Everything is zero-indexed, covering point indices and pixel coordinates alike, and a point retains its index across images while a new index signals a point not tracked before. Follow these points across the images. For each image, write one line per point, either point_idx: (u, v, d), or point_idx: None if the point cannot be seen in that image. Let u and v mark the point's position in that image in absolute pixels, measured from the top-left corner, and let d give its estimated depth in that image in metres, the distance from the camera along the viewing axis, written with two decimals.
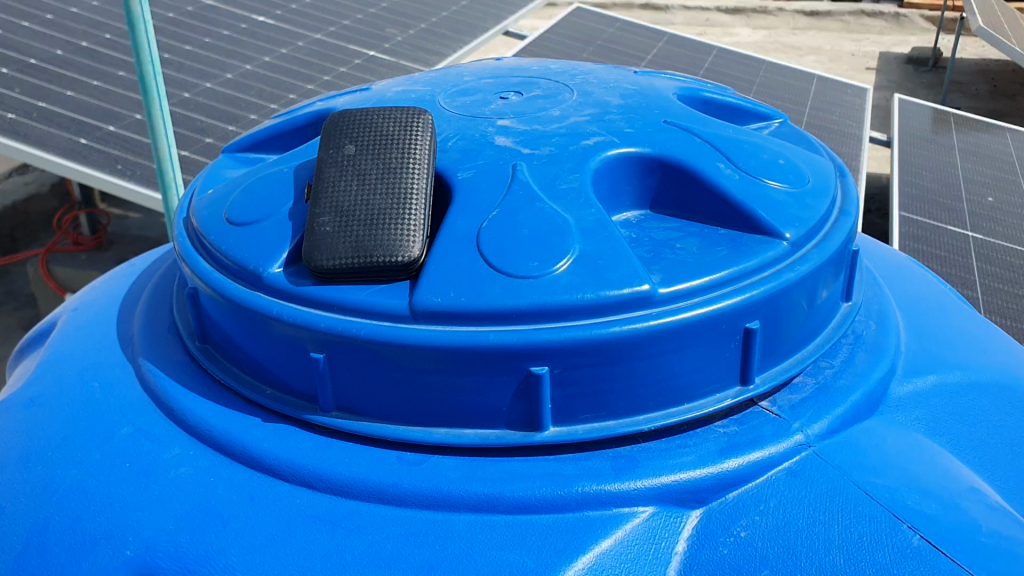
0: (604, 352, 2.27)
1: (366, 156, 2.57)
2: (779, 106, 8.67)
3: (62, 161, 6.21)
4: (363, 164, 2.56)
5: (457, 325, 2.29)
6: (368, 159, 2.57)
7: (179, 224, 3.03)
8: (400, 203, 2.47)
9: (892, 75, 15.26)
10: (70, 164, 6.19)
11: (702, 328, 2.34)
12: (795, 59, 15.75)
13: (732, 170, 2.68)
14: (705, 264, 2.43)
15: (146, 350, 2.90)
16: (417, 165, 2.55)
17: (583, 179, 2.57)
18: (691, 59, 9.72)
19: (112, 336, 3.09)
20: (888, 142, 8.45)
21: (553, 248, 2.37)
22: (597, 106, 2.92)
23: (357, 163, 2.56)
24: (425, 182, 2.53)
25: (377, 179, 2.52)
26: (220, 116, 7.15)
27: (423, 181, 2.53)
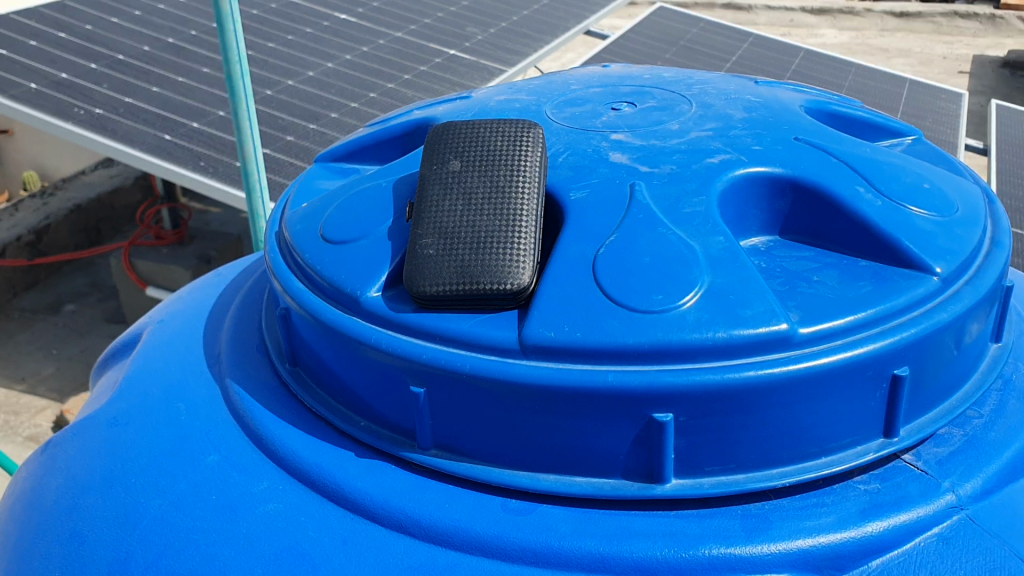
0: (736, 398, 2.05)
1: (473, 173, 2.37)
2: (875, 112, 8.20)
3: (146, 157, 6.13)
4: (469, 181, 2.37)
5: (573, 363, 2.08)
6: (474, 176, 2.37)
7: (269, 237, 2.88)
8: (510, 224, 2.26)
9: (985, 79, 14.51)
10: (156, 162, 6.12)
11: (845, 373, 2.09)
12: (886, 62, 15.04)
13: (873, 196, 2.42)
14: (848, 302, 2.18)
15: (233, 371, 2.75)
16: (526, 182, 2.34)
17: (710, 201, 2.33)
18: (778, 61, 9.29)
19: (198, 352, 2.95)
20: (986, 150, 7.86)
21: (678, 280, 2.15)
22: (719, 119, 2.68)
23: (462, 180, 2.36)
24: (537, 201, 2.33)
25: (485, 198, 2.32)
26: (298, 113, 7.00)
27: (533, 201, 2.32)
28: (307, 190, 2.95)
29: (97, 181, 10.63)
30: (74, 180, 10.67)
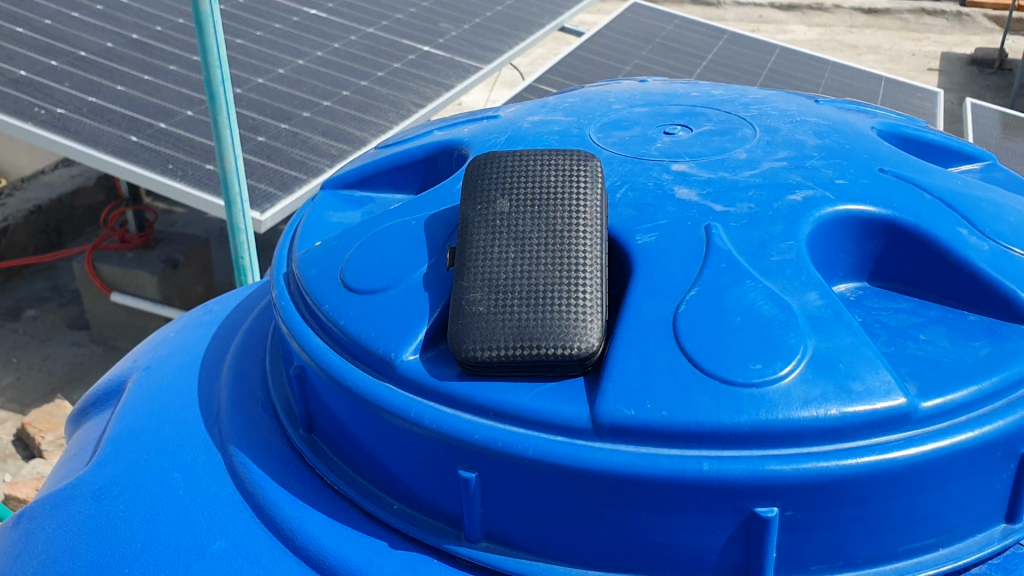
0: (851, 488, 1.75)
1: (525, 213, 2.04)
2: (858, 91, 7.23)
3: (107, 158, 5.60)
4: (519, 223, 2.03)
5: (658, 447, 1.76)
6: (526, 218, 2.03)
7: (277, 277, 2.48)
8: (572, 275, 1.93)
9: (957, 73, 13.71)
10: (115, 160, 5.57)
11: (971, 455, 1.80)
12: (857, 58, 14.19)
13: (979, 238, 2.12)
14: (968, 369, 1.88)
15: (236, 436, 2.37)
16: (587, 224, 2.00)
17: (800, 246, 2.03)
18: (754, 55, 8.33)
19: (191, 404, 2.55)
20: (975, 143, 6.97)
21: (776, 346, 1.83)
22: (790, 146, 2.38)
23: (512, 223, 2.03)
24: (600, 246, 1.99)
25: (540, 244, 1.99)
26: (263, 106, 5.85)
27: (596, 246, 1.98)
28: (316, 222, 2.58)
29: (55, 180, 10.01)
30: (32, 178, 10.07)
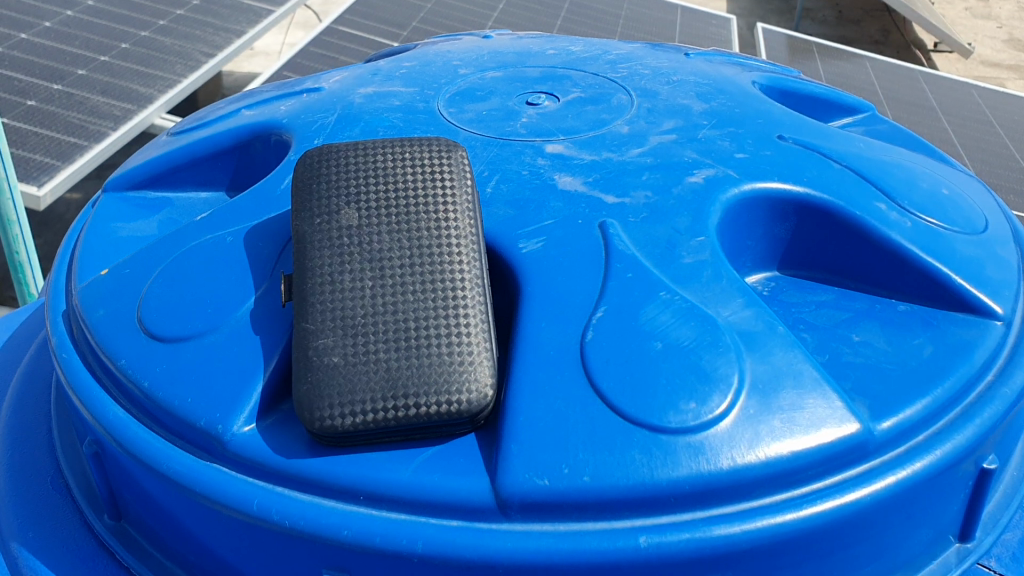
0: (812, 542, 1.44)
1: (380, 227, 1.60)
2: (657, 14, 6.80)
3: None
4: (372, 240, 1.59)
5: (581, 522, 1.40)
6: (380, 232, 1.60)
7: (54, 316, 1.91)
8: (448, 305, 1.52)
9: None
10: None
11: (933, 479, 1.54)
12: None
13: (898, 213, 1.84)
14: (915, 376, 1.61)
15: (23, 534, 1.79)
16: (458, 238, 1.60)
17: (713, 242, 1.70)
18: None
19: None
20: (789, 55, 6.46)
21: (706, 374, 1.50)
22: (675, 114, 2.06)
23: (363, 241, 1.59)
24: (475, 265, 1.58)
25: (404, 266, 1.56)
26: (21, 65, 4.98)
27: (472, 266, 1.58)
28: (101, 237, 2.03)
29: None
30: None
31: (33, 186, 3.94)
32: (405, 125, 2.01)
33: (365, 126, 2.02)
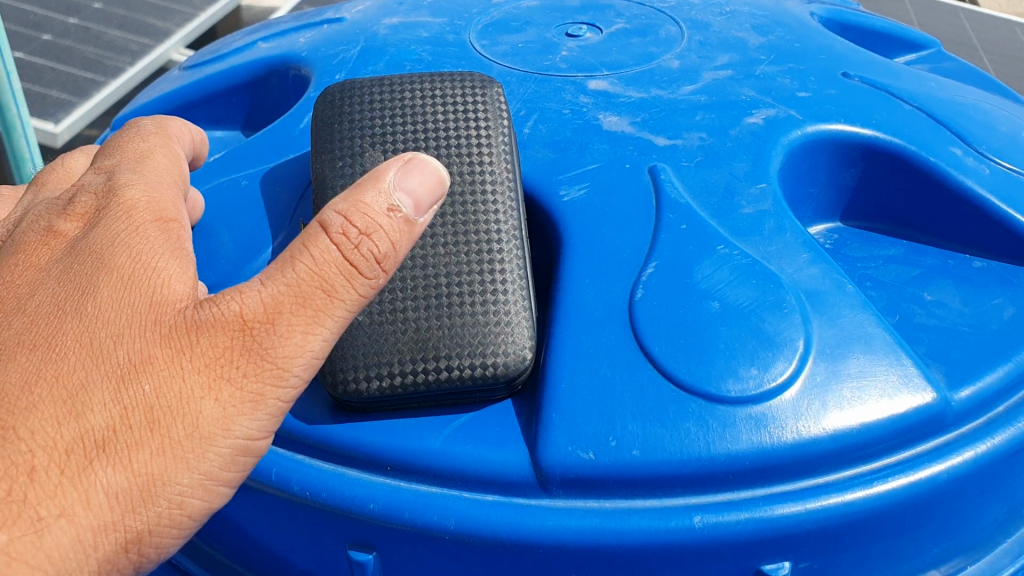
0: (883, 523, 1.31)
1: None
2: None
3: None
4: None
5: (628, 500, 1.27)
6: None
7: None
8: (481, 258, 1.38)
9: None
10: None
11: (1015, 454, 1.40)
12: None
13: (975, 158, 1.66)
14: (995, 341, 1.46)
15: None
16: (491, 182, 1.45)
17: (775, 190, 1.55)
18: None
19: None
20: None
21: (768, 338, 1.35)
22: (729, 48, 1.89)
23: None
24: (514, 211, 1.43)
25: (435, 213, 1.42)
26: None
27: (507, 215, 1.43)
28: None
29: None
30: None
31: (50, 123, 3.76)
32: (434, 59, 1.86)
33: (391, 60, 1.86)
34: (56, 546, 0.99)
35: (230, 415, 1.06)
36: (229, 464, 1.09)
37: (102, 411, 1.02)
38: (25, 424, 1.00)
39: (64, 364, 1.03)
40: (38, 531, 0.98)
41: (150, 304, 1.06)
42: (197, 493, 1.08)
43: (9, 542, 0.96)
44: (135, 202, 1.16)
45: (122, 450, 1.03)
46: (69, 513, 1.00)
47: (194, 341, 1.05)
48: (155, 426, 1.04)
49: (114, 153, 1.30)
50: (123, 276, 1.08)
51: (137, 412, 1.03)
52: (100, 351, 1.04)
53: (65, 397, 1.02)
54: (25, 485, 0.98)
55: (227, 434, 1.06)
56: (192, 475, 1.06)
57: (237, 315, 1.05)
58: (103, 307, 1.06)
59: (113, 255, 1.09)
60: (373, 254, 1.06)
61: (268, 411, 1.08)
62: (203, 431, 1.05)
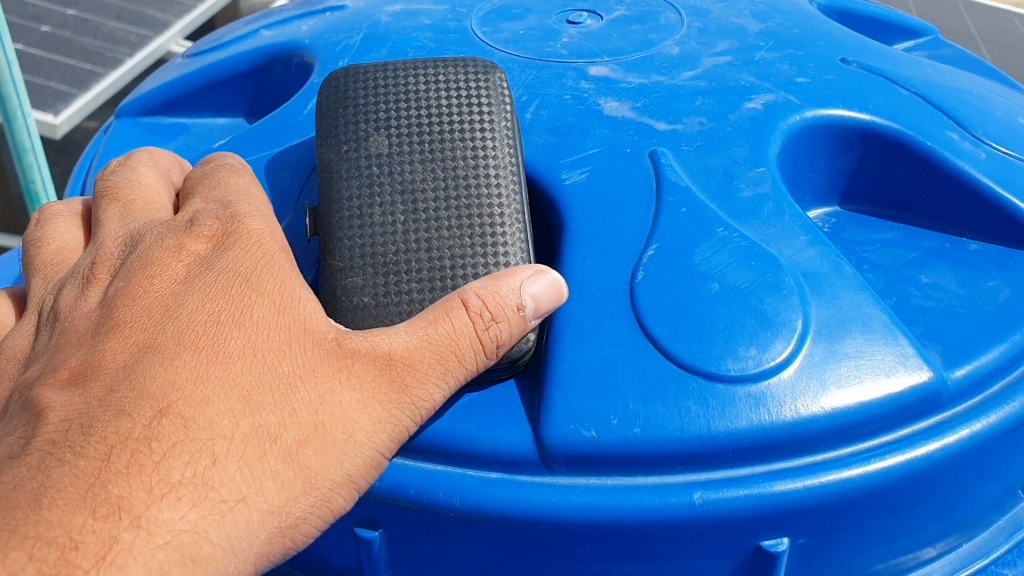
0: (880, 500, 1.33)
1: (412, 157, 1.48)
2: None
3: None
4: (404, 169, 1.46)
5: (630, 477, 1.29)
6: (411, 161, 1.47)
7: None
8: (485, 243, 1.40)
9: None
10: None
11: (1009, 433, 1.42)
12: None
13: (972, 143, 1.68)
14: (990, 322, 1.48)
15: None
16: (493, 165, 1.46)
17: (774, 174, 1.57)
18: None
19: None
20: None
21: (767, 319, 1.37)
22: (728, 34, 1.91)
23: (394, 170, 1.46)
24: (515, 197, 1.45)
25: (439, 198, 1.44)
26: None
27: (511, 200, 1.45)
28: None
29: None
30: None
31: (50, 114, 3.78)
32: (436, 47, 1.88)
33: (393, 47, 1.88)
34: (235, 525, 1.07)
35: (377, 430, 1.16)
36: (367, 472, 1.17)
37: (275, 411, 1.12)
38: (200, 415, 1.10)
39: (230, 366, 1.14)
40: (222, 512, 1.06)
41: (304, 326, 1.18)
42: (343, 490, 1.16)
43: (198, 519, 1.05)
44: (263, 233, 1.27)
45: (291, 445, 1.11)
46: (248, 497, 1.08)
47: (350, 364, 1.16)
48: (320, 428, 1.13)
49: (216, 185, 1.39)
50: (273, 300, 1.19)
51: (304, 414, 1.13)
52: (264, 360, 1.14)
53: (240, 395, 1.12)
54: (207, 468, 1.07)
55: (368, 435, 1.15)
56: (343, 472, 1.15)
57: (387, 352, 1.17)
58: (259, 321, 1.17)
59: (263, 279, 1.21)
60: (497, 339, 1.21)
61: (401, 427, 1.18)
62: (356, 438, 1.15)
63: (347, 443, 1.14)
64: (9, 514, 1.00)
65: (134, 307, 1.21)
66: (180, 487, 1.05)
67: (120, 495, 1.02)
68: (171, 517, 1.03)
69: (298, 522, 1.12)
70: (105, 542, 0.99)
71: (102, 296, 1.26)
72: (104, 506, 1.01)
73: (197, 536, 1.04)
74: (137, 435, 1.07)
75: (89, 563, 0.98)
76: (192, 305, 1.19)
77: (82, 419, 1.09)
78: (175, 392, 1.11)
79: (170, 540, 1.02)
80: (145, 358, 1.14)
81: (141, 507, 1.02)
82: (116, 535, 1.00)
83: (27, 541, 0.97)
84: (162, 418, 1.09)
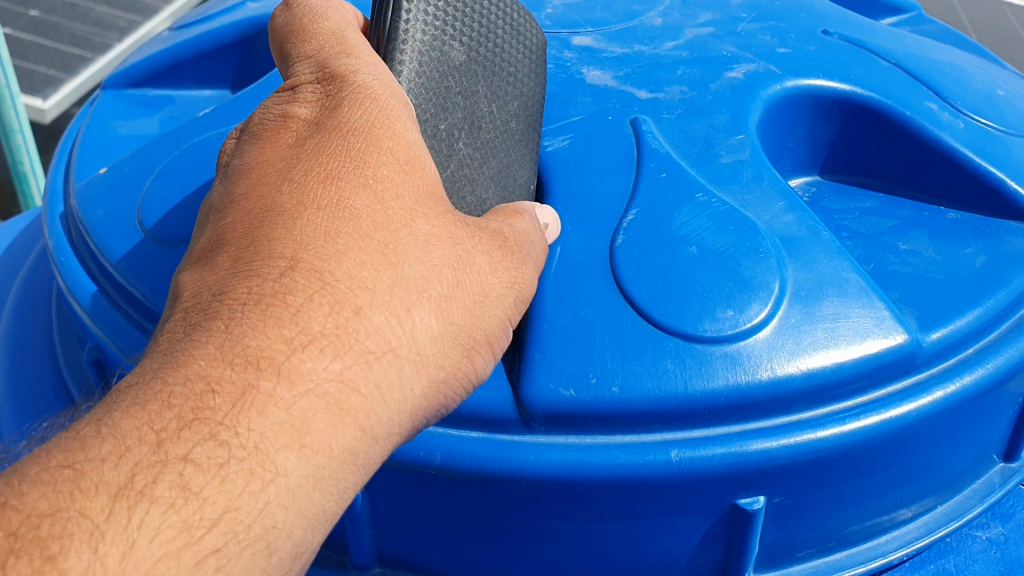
0: (855, 459, 1.35)
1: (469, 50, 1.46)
2: None
3: None
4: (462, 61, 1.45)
5: (608, 436, 1.31)
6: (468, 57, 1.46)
7: (50, 218, 1.82)
8: (525, 153, 1.49)
9: None
10: None
11: (984, 396, 1.44)
12: None
13: (951, 114, 1.70)
14: (966, 287, 1.50)
15: None
16: (528, 82, 1.54)
17: (754, 141, 1.58)
18: None
19: None
20: None
21: (745, 281, 1.39)
22: (711, 7, 1.92)
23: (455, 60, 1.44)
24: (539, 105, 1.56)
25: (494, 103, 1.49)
26: None
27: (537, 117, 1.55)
28: (100, 136, 1.93)
29: None
30: None
31: (38, 98, 3.78)
32: None
33: None
34: (384, 375, 1.01)
35: (508, 289, 1.16)
36: (503, 333, 1.16)
37: (415, 264, 1.07)
38: (340, 270, 1.03)
39: (361, 223, 1.07)
40: (370, 362, 1.00)
41: (430, 190, 1.15)
42: (482, 350, 1.13)
43: (344, 368, 0.97)
44: (372, 87, 1.20)
45: (438, 298, 1.08)
46: (399, 349, 1.02)
47: (477, 230, 1.17)
48: (460, 283, 1.11)
49: (307, 38, 1.29)
50: (398, 160, 1.14)
51: (445, 269, 1.10)
52: (395, 218, 1.09)
53: (378, 248, 1.06)
54: (351, 318, 1.00)
55: (501, 295, 1.15)
56: (482, 330, 1.12)
57: (499, 228, 1.22)
58: (385, 178, 1.12)
59: (385, 139, 1.15)
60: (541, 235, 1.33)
61: (523, 292, 1.20)
62: (492, 297, 1.14)
63: (485, 301, 1.13)
64: (142, 382, 0.93)
65: (257, 175, 1.15)
66: (322, 338, 0.97)
67: (259, 346, 0.95)
68: (316, 367, 0.96)
69: (448, 381, 1.09)
70: (237, 390, 0.92)
71: (226, 171, 1.20)
72: (241, 357, 0.94)
73: (345, 386, 0.97)
74: (271, 292, 0.99)
75: (226, 408, 0.91)
76: (306, 165, 1.12)
77: (211, 289, 1.02)
78: (303, 246, 1.04)
79: (314, 389, 0.95)
80: (273, 227, 1.06)
81: (282, 357, 0.95)
82: (255, 383, 0.92)
83: (162, 394, 0.91)
84: (295, 273, 1.01)
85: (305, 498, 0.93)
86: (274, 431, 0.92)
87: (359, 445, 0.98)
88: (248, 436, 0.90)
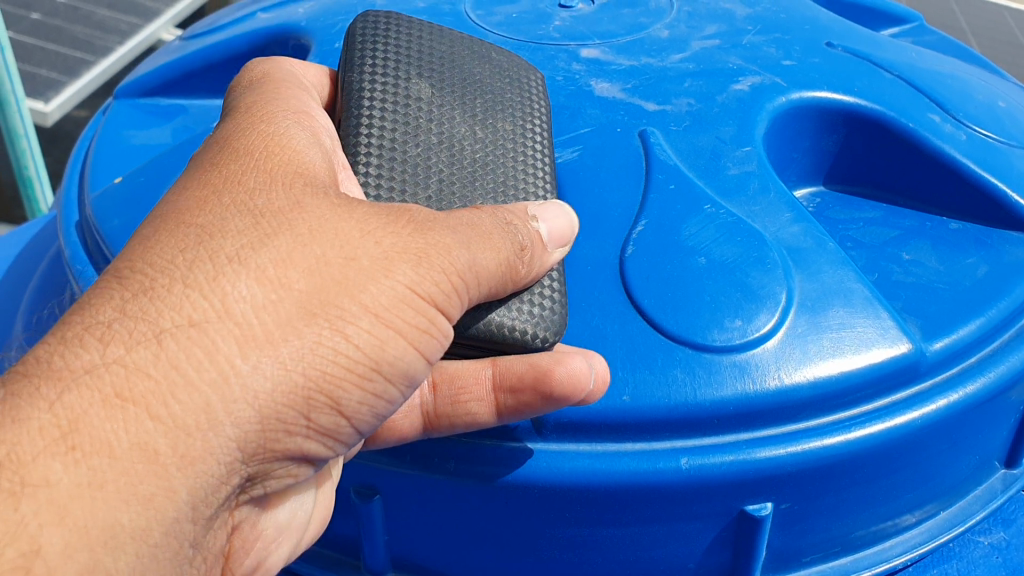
0: (860, 466, 1.38)
1: (431, 80, 1.48)
2: None
3: None
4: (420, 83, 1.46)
5: (620, 443, 1.34)
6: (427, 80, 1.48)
7: (66, 227, 1.85)
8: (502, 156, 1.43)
9: None
10: None
11: (986, 404, 1.46)
12: None
13: (953, 125, 1.73)
14: (968, 296, 1.53)
15: None
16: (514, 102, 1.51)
17: (760, 153, 1.61)
18: None
19: None
20: None
21: (753, 291, 1.42)
22: (716, 19, 1.96)
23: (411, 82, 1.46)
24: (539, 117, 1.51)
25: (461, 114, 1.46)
26: None
27: (502, 117, 1.49)
28: (114, 145, 1.96)
29: None
30: None
31: (41, 101, 3.79)
32: None
33: None
34: (186, 353, 1.01)
35: (390, 258, 1.13)
36: (396, 304, 1.12)
37: (237, 238, 1.08)
38: (143, 260, 1.06)
39: (187, 215, 1.12)
40: (158, 340, 1.00)
41: (291, 171, 1.18)
42: (361, 320, 1.10)
43: (123, 352, 0.99)
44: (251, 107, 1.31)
45: (272, 268, 1.07)
46: (208, 326, 1.02)
47: (352, 204, 1.16)
48: (318, 253, 1.09)
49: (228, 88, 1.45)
50: (251, 156, 1.20)
51: (285, 237, 1.09)
52: (236, 201, 1.13)
53: (196, 236, 1.09)
54: (141, 302, 1.03)
55: (373, 261, 1.12)
56: (356, 299, 1.10)
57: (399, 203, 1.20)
58: (229, 174, 1.17)
59: (240, 142, 1.23)
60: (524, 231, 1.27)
61: (432, 263, 1.15)
62: (361, 262, 1.11)
63: (353, 262, 1.10)
64: None
65: None
66: (109, 325, 1.01)
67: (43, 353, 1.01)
68: (89, 359, 0.99)
69: (324, 352, 1.08)
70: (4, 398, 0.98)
71: None
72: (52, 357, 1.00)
73: (124, 372, 0.99)
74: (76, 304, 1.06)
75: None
76: (204, 185, 1.16)
77: None
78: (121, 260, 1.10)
79: (86, 379, 0.98)
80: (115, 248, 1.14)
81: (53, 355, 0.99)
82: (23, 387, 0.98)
83: None
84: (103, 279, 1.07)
85: (79, 502, 0.95)
86: (33, 431, 0.95)
87: (149, 438, 0.98)
88: (61, 416, 0.96)
